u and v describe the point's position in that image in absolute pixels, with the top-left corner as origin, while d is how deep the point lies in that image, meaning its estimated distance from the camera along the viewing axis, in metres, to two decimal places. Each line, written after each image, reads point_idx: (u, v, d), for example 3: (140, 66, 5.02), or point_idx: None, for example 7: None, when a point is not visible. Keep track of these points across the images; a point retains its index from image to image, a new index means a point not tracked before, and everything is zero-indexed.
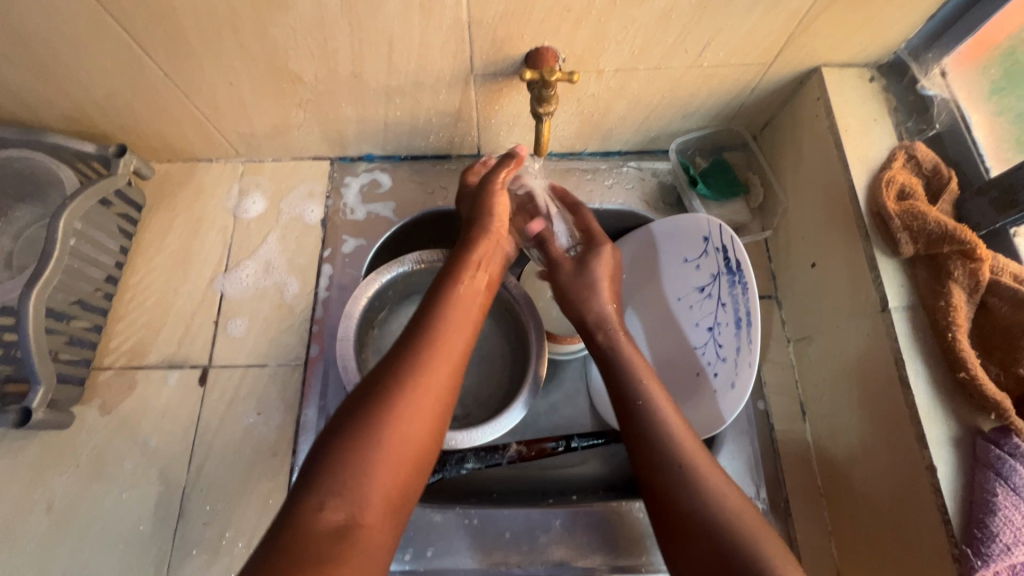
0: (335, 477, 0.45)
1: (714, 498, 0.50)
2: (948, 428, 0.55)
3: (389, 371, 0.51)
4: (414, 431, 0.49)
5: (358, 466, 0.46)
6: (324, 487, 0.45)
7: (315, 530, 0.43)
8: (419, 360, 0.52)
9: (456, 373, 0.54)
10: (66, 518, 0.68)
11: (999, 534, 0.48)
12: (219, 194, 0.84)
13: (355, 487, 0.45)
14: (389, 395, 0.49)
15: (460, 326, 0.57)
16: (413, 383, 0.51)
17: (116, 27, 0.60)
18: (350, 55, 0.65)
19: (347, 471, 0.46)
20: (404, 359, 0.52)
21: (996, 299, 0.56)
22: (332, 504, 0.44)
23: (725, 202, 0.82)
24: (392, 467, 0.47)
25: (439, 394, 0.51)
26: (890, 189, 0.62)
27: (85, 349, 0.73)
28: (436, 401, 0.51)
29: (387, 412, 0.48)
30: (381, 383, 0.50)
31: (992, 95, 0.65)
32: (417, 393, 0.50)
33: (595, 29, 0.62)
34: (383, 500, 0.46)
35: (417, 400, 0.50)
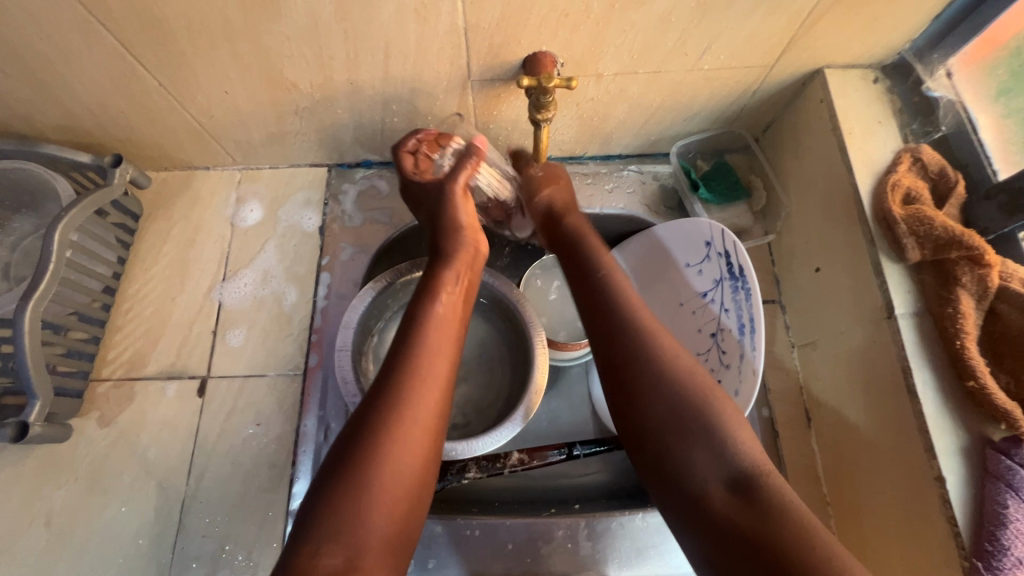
0: (335, 522, 0.46)
1: (727, 450, 0.50)
2: (957, 438, 0.54)
3: (375, 409, 0.51)
4: (407, 466, 0.50)
5: (353, 511, 0.47)
6: (322, 532, 0.45)
7: (319, 573, 0.44)
8: (403, 393, 0.52)
9: (443, 398, 0.54)
10: (64, 532, 0.68)
11: (1010, 547, 0.48)
12: (217, 202, 0.83)
13: (352, 529, 0.46)
14: (380, 433, 0.50)
15: (443, 349, 0.57)
16: (400, 417, 0.51)
17: (110, 37, 0.59)
18: (346, 63, 0.64)
19: (345, 514, 0.46)
20: (391, 390, 0.52)
21: (1005, 307, 0.55)
22: (330, 548, 0.45)
23: (726, 206, 0.81)
24: (387, 505, 0.48)
25: (429, 424, 0.52)
26: (895, 193, 0.61)
27: (82, 361, 0.73)
28: (427, 430, 0.52)
29: (378, 452, 0.49)
30: (371, 420, 0.50)
31: (998, 96, 0.64)
32: (405, 428, 0.51)
33: (593, 33, 0.61)
34: (384, 538, 0.47)
35: (407, 435, 0.51)
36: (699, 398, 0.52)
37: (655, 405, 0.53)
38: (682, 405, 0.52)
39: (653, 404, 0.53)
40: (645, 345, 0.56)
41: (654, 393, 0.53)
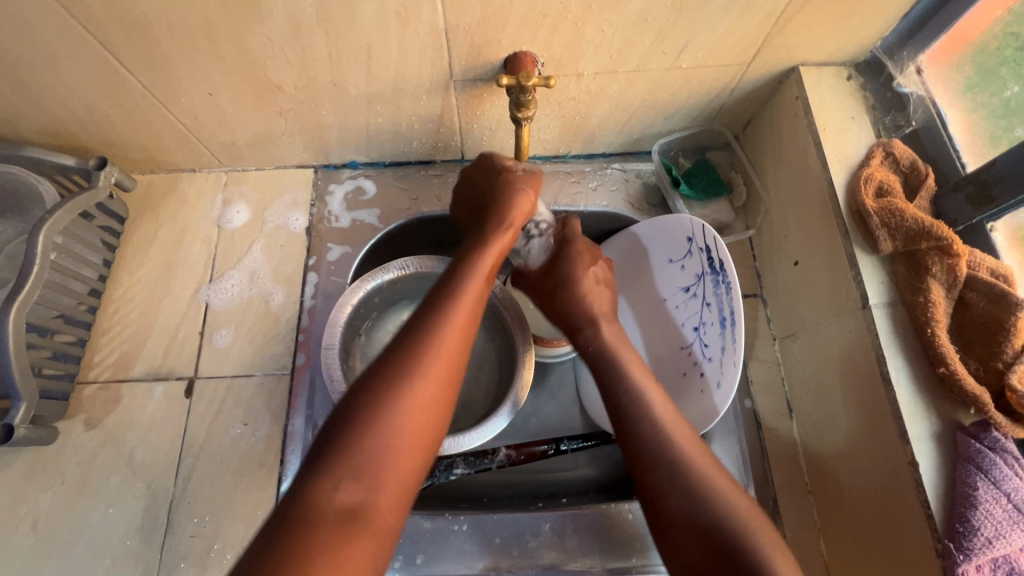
0: (350, 462, 0.45)
1: (711, 497, 0.49)
2: (929, 423, 0.55)
3: (403, 353, 0.50)
4: (421, 416, 0.48)
5: (372, 453, 0.45)
6: (340, 471, 0.44)
7: (330, 510, 0.43)
8: (433, 343, 0.51)
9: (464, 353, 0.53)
10: (51, 534, 0.68)
11: (980, 528, 0.49)
12: (203, 204, 0.84)
13: (369, 474, 0.45)
14: (409, 377, 0.49)
15: (472, 308, 0.55)
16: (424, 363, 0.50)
17: (92, 41, 0.60)
18: (328, 64, 0.65)
19: (365, 454, 0.45)
20: (421, 338, 0.51)
21: (974, 295, 0.57)
22: (347, 485, 0.44)
23: (708, 202, 0.82)
24: (404, 450, 0.47)
25: (449, 377, 0.51)
26: (868, 186, 0.63)
27: (68, 363, 0.73)
28: (449, 387, 0.51)
29: (400, 394, 0.48)
30: (400, 363, 0.49)
31: (965, 91, 0.66)
32: (428, 375, 0.49)
33: (572, 33, 0.62)
34: (400, 485, 0.46)
35: (431, 385, 0.49)
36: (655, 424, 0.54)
37: (669, 504, 0.50)
38: (648, 431, 0.54)
39: (665, 501, 0.50)
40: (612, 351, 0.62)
41: (664, 490, 0.51)
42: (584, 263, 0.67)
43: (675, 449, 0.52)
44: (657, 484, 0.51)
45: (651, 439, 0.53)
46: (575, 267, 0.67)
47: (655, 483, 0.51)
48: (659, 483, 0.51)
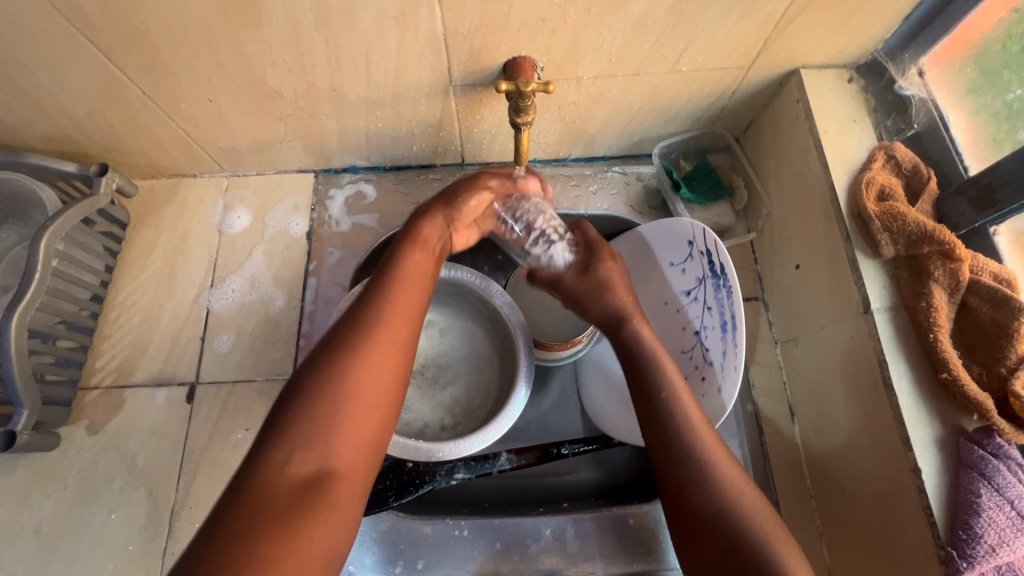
0: (299, 435, 0.43)
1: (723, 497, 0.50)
2: (932, 429, 0.54)
3: (350, 327, 0.49)
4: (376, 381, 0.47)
5: (324, 421, 0.44)
6: (290, 441, 0.43)
7: (283, 480, 0.41)
8: (378, 313, 0.50)
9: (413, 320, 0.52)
10: (54, 540, 0.68)
11: (983, 535, 0.49)
12: (204, 209, 0.84)
13: (320, 442, 0.43)
14: (354, 346, 0.48)
15: (419, 283, 0.54)
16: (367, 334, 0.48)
17: (93, 48, 0.60)
18: (327, 70, 0.65)
19: (315, 424, 0.44)
20: (366, 310, 0.50)
21: (977, 299, 0.56)
22: (298, 456, 0.42)
23: (709, 205, 0.82)
24: (356, 419, 0.45)
25: (398, 345, 0.50)
26: (870, 190, 0.62)
27: (71, 369, 0.73)
28: (400, 351, 0.50)
29: (344, 364, 0.46)
30: (344, 334, 0.48)
31: (967, 93, 0.65)
32: (371, 344, 0.48)
33: (571, 37, 0.62)
34: (357, 449, 0.45)
35: (380, 351, 0.48)
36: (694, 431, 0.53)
37: (699, 504, 0.50)
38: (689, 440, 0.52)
39: (688, 493, 0.51)
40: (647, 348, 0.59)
41: (694, 489, 0.51)
42: (611, 267, 0.63)
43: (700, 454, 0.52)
44: (683, 480, 0.52)
45: (683, 440, 0.53)
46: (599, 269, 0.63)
47: (688, 486, 0.51)
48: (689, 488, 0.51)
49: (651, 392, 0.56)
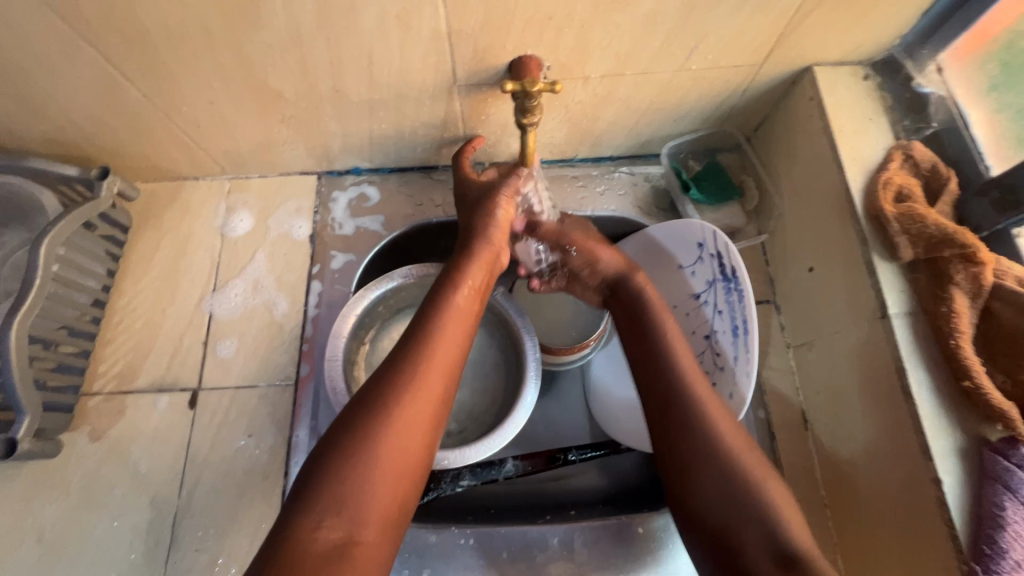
0: (332, 498, 0.46)
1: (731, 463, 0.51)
2: (953, 439, 0.53)
3: (381, 385, 0.52)
4: (406, 448, 0.50)
5: (353, 487, 0.47)
6: (320, 506, 0.45)
7: (314, 545, 0.44)
8: (413, 374, 0.52)
9: (449, 378, 0.54)
10: (56, 547, 0.67)
11: (1009, 550, 0.47)
12: (206, 212, 0.83)
13: (352, 508, 0.46)
14: (387, 409, 0.50)
15: (451, 345, 0.56)
16: (404, 394, 0.51)
17: (92, 51, 0.59)
18: (329, 71, 0.64)
19: (344, 490, 0.46)
20: (399, 370, 0.53)
21: (999, 304, 0.54)
22: (329, 523, 0.45)
23: (719, 206, 0.80)
24: (388, 482, 0.48)
25: (431, 404, 0.52)
26: (887, 191, 0.61)
27: (73, 375, 0.72)
28: (429, 414, 0.52)
29: (380, 427, 0.49)
30: (378, 395, 0.51)
31: (990, 91, 0.63)
32: (408, 406, 0.51)
33: (579, 36, 0.60)
34: (382, 514, 0.47)
35: (412, 414, 0.51)
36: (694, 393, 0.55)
37: (701, 461, 0.52)
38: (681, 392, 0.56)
39: (702, 456, 0.52)
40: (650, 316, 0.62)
41: (700, 435, 0.53)
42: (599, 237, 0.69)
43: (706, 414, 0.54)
44: (701, 442, 0.53)
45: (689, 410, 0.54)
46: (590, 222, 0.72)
47: (690, 451, 0.53)
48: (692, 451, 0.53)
49: (670, 376, 0.57)
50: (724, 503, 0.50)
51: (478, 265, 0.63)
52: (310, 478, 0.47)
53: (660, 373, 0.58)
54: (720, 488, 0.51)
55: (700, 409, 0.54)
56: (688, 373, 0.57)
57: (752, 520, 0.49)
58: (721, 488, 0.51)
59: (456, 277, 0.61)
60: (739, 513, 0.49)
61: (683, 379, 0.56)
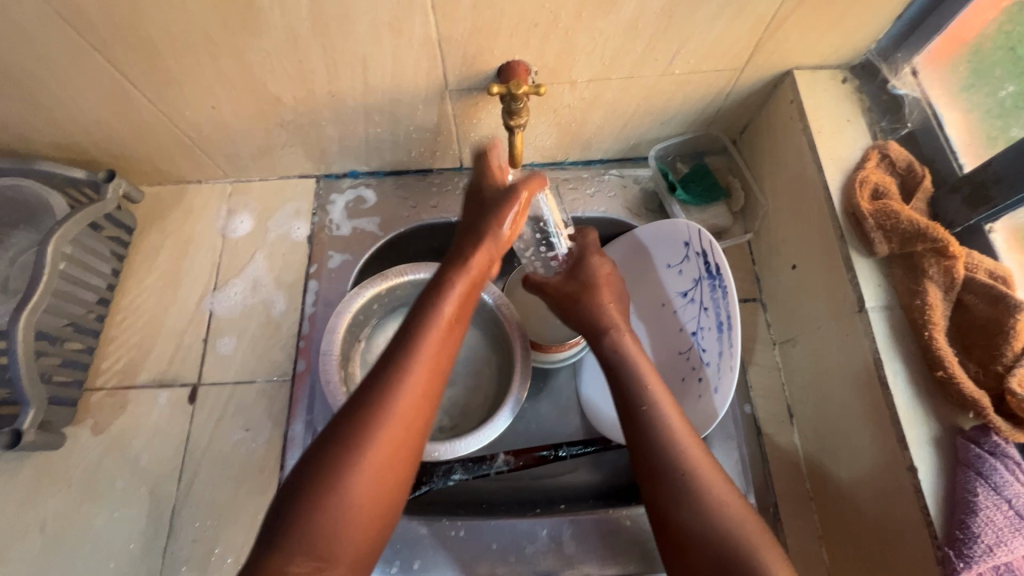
0: (304, 539, 0.45)
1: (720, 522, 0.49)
2: (928, 428, 0.54)
3: (355, 415, 0.49)
4: (378, 485, 0.48)
5: (323, 529, 0.45)
6: (291, 546, 0.44)
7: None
8: (388, 406, 0.49)
9: (430, 399, 0.51)
10: (58, 537, 0.69)
11: (980, 534, 0.48)
12: (208, 215, 0.86)
13: (325, 546, 0.45)
14: (358, 446, 0.47)
15: (433, 371, 0.52)
16: (381, 424, 0.48)
17: (100, 58, 0.62)
18: (326, 76, 0.66)
19: (313, 530, 0.45)
20: (372, 401, 0.49)
21: (972, 296, 0.56)
22: (299, 563, 0.44)
23: (706, 207, 0.82)
24: (360, 517, 0.47)
25: (407, 438, 0.49)
26: (864, 188, 0.63)
27: (77, 370, 0.74)
28: (405, 448, 0.49)
29: (356, 459, 0.47)
30: (351, 429, 0.48)
31: (962, 91, 0.65)
32: (385, 435, 0.48)
33: (564, 41, 0.63)
34: (354, 552, 0.47)
35: (386, 451, 0.48)
36: (679, 452, 0.52)
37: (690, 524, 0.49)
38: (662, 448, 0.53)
39: (656, 474, 0.52)
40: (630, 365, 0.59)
41: (656, 456, 0.53)
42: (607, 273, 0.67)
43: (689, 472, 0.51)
44: (656, 463, 0.52)
45: (673, 470, 0.52)
46: (595, 261, 0.67)
47: (676, 508, 0.50)
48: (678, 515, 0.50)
49: (632, 404, 0.56)
50: (694, 529, 0.49)
51: (473, 278, 0.58)
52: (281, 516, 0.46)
53: (640, 429, 0.55)
54: (690, 520, 0.50)
55: (682, 464, 0.52)
56: (677, 435, 0.53)
57: (710, 549, 0.48)
58: (677, 508, 0.50)
59: (448, 287, 0.56)
60: (701, 539, 0.49)
61: (643, 404, 0.56)
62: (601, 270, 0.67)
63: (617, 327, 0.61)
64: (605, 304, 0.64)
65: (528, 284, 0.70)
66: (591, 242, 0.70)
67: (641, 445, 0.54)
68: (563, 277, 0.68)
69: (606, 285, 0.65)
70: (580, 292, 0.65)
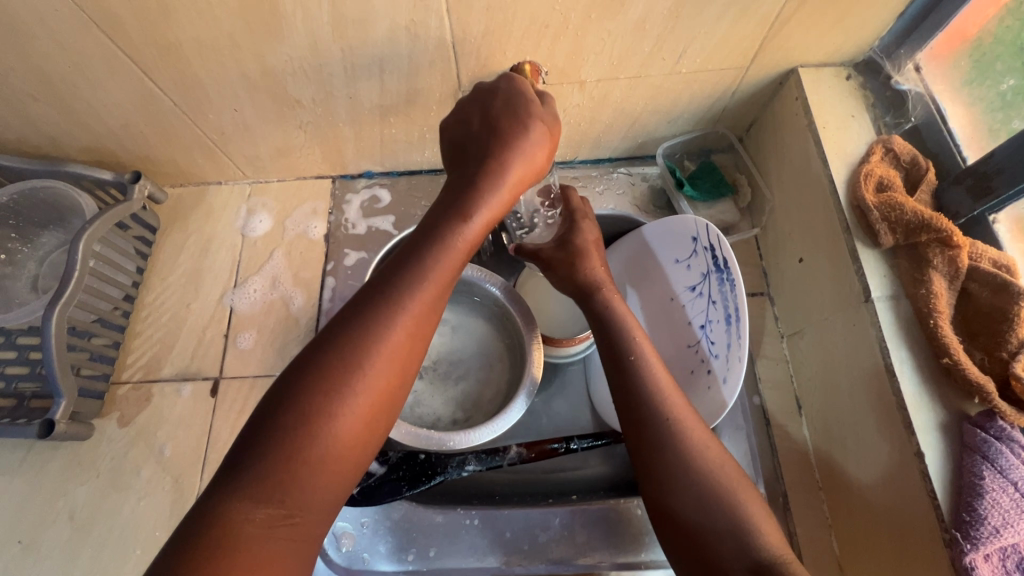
0: (273, 481, 0.41)
1: (710, 486, 0.50)
2: (935, 415, 0.55)
3: (335, 344, 0.45)
4: (357, 421, 0.44)
5: (295, 467, 0.41)
6: (255, 489, 0.40)
7: (244, 535, 0.39)
8: (375, 334, 0.46)
9: (419, 338, 0.48)
10: (86, 525, 0.72)
11: (987, 516, 0.49)
12: (228, 214, 0.88)
13: (295, 488, 0.41)
14: (338, 376, 0.44)
15: (432, 302, 0.49)
16: (367, 360, 0.45)
17: (130, 64, 0.65)
18: (344, 79, 0.69)
19: (285, 470, 0.41)
20: (353, 330, 0.46)
21: (976, 285, 0.58)
22: (264, 506, 0.40)
23: (714, 203, 0.84)
24: (335, 462, 0.43)
25: (394, 370, 0.46)
26: (868, 181, 0.64)
27: (104, 364, 0.77)
28: (389, 381, 0.46)
29: (337, 396, 0.43)
30: (331, 357, 0.44)
31: (963, 86, 0.67)
32: (370, 374, 0.45)
33: (574, 43, 0.65)
34: (327, 491, 0.43)
35: (369, 383, 0.45)
36: (666, 406, 0.54)
37: (673, 474, 0.51)
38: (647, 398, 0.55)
39: (641, 426, 0.54)
40: (620, 324, 0.60)
41: (640, 405, 0.55)
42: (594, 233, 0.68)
43: (674, 424, 0.53)
44: (640, 412, 0.55)
45: (659, 422, 0.53)
46: (584, 226, 0.67)
47: (661, 459, 0.52)
48: (666, 468, 0.51)
49: (620, 355, 0.58)
50: (683, 485, 0.50)
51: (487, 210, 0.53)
52: (249, 454, 0.41)
53: (629, 386, 0.56)
54: (682, 477, 0.51)
55: (667, 415, 0.54)
56: (664, 388, 0.55)
57: (699, 503, 0.50)
58: (657, 455, 0.52)
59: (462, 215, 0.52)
60: (676, 488, 0.51)
61: (631, 356, 0.58)
62: (590, 236, 0.67)
63: (607, 287, 0.63)
64: (596, 268, 0.64)
65: (521, 252, 0.70)
66: (575, 203, 0.70)
67: (627, 394, 0.56)
68: (554, 245, 0.67)
69: (594, 252, 0.66)
70: (572, 260, 0.65)
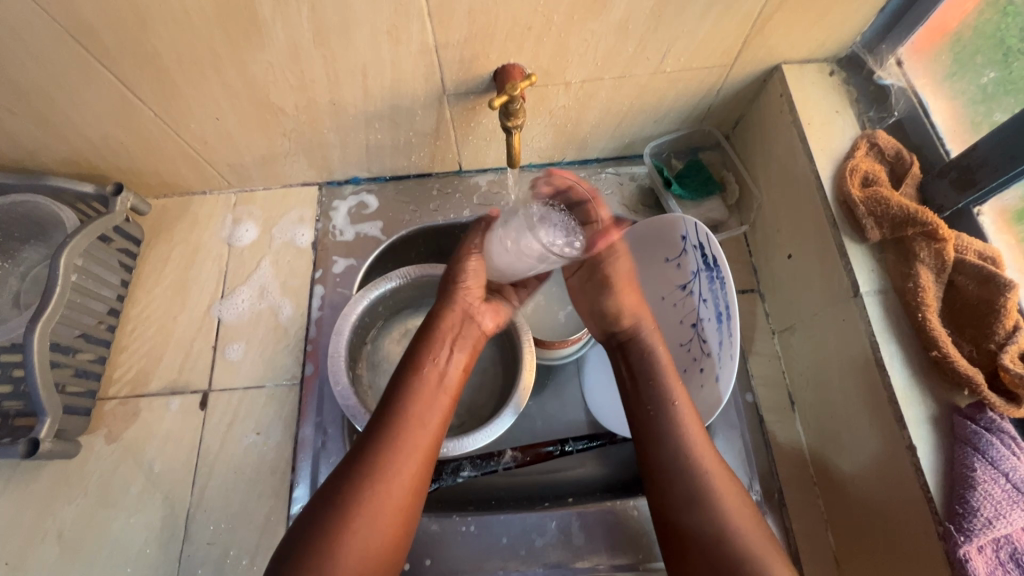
0: None
1: (718, 512, 0.54)
2: (925, 408, 0.55)
3: (356, 470, 0.53)
4: (372, 536, 0.51)
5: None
6: None
7: None
8: (382, 459, 0.54)
9: (423, 457, 0.56)
10: (76, 545, 0.70)
11: (979, 508, 0.49)
12: (213, 224, 0.87)
13: None
14: (356, 497, 0.52)
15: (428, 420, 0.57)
16: (376, 480, 0.52)
17: (107, 74, 0.64)
18: (326, 85, 0.68)
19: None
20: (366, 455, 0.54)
21: (962, 278, 0.58)
22: None
23: (701, 201, 0.84)
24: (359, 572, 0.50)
25: (401, 486, 0.53)
26: (854, 176, 0.64)
27: (90, 380, 0.76)
28: (397, 499, 0.53)
29: (356, 514, 0.51)
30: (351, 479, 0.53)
31: (945, 79, 0.67)
32: (380, 494, 0.52)
33: (557, 43, 0.65)
34: None
35: (379, 502, 0.52)
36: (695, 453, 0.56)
37: (691, 516, 0.54)
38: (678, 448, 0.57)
39: (670, 473, 0.56)
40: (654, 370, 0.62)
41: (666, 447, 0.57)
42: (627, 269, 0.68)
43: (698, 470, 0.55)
44: (671, 461, 0.57)
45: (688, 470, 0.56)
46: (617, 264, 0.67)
47: (684, 507, 0.55)
48: (687, 508, 0.54)
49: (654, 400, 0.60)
50: (699, 521, 0.54)
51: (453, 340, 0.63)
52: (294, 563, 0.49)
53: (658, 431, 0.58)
54: (699, 515, 0.54)
55: (696, 463, 0.56)
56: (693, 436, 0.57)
57: (710, 531, 0.53)
58: (687, 505, 0.55)
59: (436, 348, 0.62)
60: (687, 510, 0.54)
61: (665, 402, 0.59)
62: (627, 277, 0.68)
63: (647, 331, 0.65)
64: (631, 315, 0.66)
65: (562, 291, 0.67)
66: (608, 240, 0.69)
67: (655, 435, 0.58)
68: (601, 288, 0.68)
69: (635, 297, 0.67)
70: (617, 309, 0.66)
